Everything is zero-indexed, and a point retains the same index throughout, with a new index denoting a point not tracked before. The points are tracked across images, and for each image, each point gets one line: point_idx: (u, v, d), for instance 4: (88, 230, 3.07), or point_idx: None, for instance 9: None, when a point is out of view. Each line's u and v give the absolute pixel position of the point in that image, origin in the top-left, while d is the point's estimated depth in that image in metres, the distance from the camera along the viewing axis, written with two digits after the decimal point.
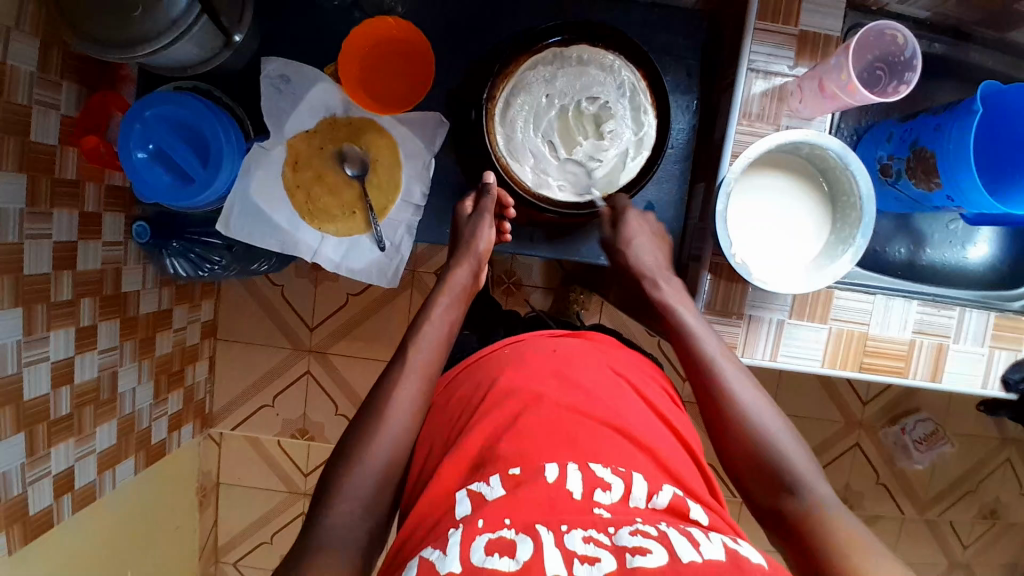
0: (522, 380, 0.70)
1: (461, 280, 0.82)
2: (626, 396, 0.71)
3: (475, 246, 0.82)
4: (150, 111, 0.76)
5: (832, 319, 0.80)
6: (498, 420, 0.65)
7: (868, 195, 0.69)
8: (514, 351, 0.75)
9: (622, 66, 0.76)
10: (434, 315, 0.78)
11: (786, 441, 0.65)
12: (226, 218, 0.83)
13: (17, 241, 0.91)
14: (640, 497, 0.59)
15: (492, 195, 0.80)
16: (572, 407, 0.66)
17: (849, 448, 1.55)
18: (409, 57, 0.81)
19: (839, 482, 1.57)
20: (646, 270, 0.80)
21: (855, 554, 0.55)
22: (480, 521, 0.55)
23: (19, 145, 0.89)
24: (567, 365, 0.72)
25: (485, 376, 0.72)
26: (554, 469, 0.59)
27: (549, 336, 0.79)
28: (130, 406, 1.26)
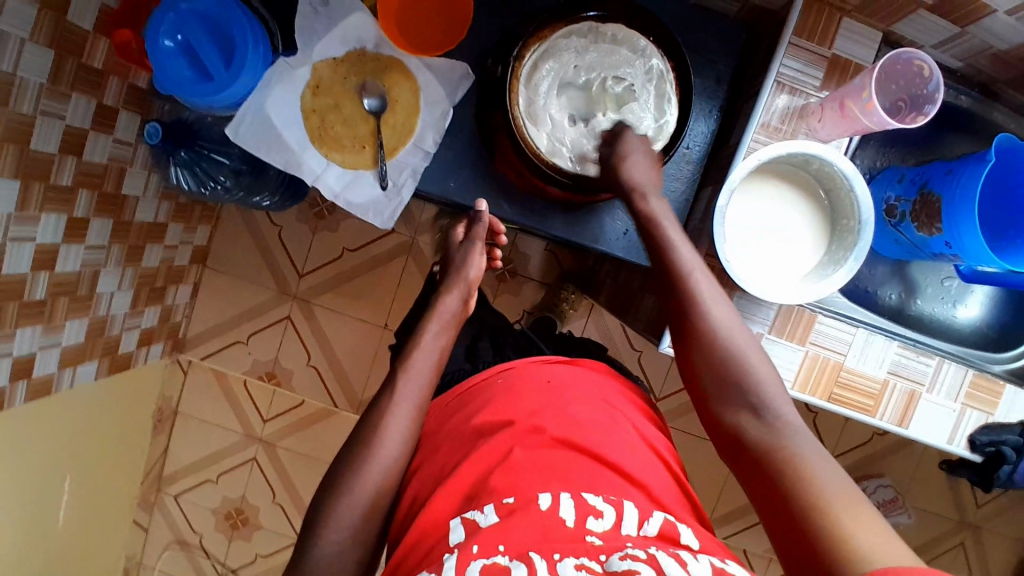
0: (513, 405, 0.72)
1: (452, 306, 0.85)
2: (622, 433, 0.72)
3: (465, 272, 0.87)
4: (186, 4, 0.77)
5: (809, 343, 0.80)
6: (491, 450, 0.67)
7: (868, 221, 0.69)
8: (504, 382, 0.77)
9: (654, 53, 0.77)
10: (424, 342, 0.79)
11: (757, 363, 0.68)
12: (237, 124, 0.83)
13: (30, 114, 0.89)
14: (631, 525, 0.61)
15: (484, 223, 0.85)
16: (561, 439, 0.68)
17: None
18: (449, 5, 0.81)
19: None
20: (638, 182, 0.76)
21: (827, 493, 0.56)
22: (475, 546, 0.56)
23: (53, 22, 0.88)
24: (560, 397, 0.74)
25: (476, 407, 0.74)
26: (547, 498, 0.61)
27: (535, 363, 0.81)
28: (105, 309, 1.25)
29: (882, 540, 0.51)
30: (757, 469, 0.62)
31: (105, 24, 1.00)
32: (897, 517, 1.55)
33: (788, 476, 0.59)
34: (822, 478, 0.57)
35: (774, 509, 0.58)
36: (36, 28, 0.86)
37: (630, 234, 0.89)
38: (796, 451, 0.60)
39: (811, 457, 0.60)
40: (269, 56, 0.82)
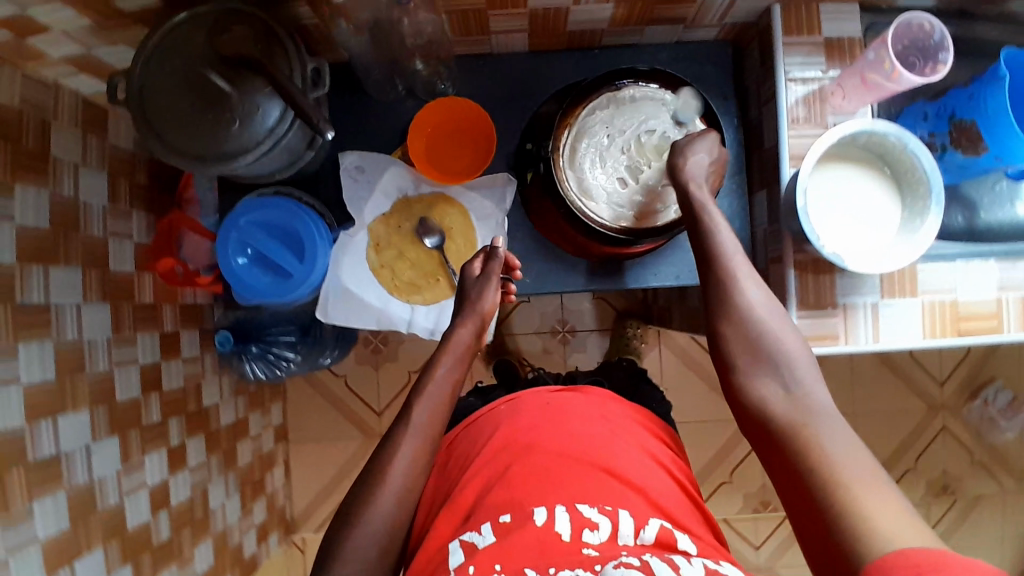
0: (518, 425, 0.76)
1: (463, 338, 0.80)
2: (616, 439, 0.75)
3: (479, 305, 0.81)
4: (244, 220, 0.82)
5: (922, 293, 0.82)
6: (493, 469, 0.71)
7: (933, 169, 0.73)
8: (509, 408, 0.80)
9: (672, 97, 0.82)
10: (436, 376, 0.76)
11: (779, 337, 0.68)
12: (323, 306, 0.88)
13: (107, 370, 0.93)
14: (627, 534, 0.63)
15: (501, 258, 0.83)
16: (564, 452, 0.71)
17: (938, 432, 1.53)
18: (470, 129, 0.87)
19: (937, 471, 1.53)
20: (693, 179, 0.77)
21: (856, 485, 0.54)
22: (473, 567, 0.60)
23: (101, 276, 0.93)
24: (566, 414, 0.77)
25: (482, 434, 0.78)
26: (543, 513, 0.64)
27: (547, 390, 0.84)
28: (222, 522, 1.25)
29: (902, 529, 0.49)
30: (778, 450, 0.62)
31: (146, 260, 1.04)
32: None
33: (815, 460, 0.57)
34: (846, 464, 0.56)
35: (793, 491, 0.58)
36: (86, 288, 0.90)
37: None
38: (820, 433, 0.59)
39: (834, 439, 0.58)
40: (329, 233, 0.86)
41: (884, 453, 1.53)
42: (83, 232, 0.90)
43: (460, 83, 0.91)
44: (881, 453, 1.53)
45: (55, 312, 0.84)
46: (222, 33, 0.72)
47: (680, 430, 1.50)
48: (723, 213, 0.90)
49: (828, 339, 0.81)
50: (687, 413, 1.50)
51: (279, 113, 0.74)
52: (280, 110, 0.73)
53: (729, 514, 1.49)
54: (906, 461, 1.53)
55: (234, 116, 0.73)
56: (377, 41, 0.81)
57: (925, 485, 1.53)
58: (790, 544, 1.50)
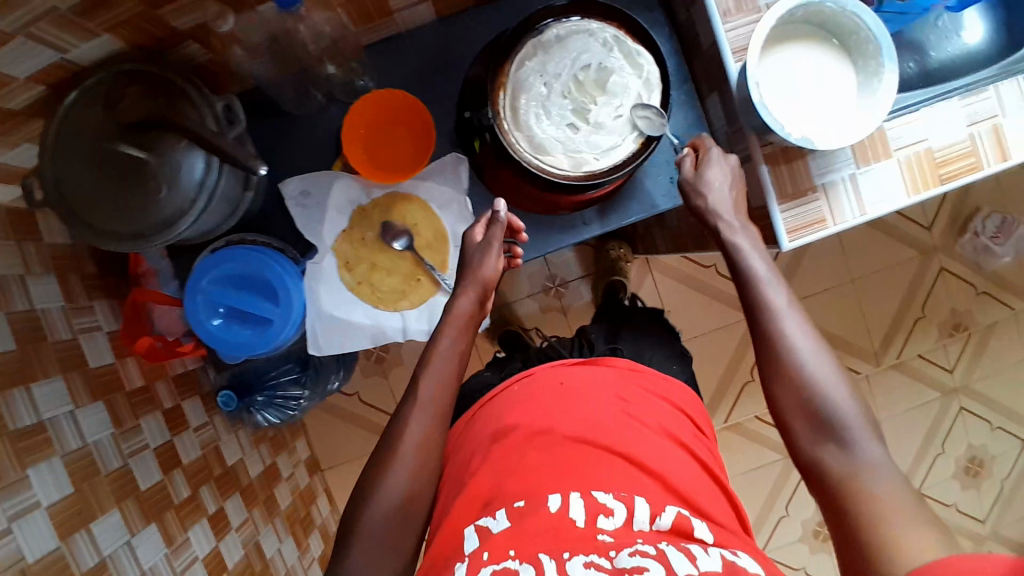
0: (528, 415, 0.76)
1: (463, 310, 0.77)
2: (635, 427, 0.74)
3: (479, 272, 0.76)
4: (206, 280, 0.79)
5: (896, 151, 0.81)
6: (507, 460, 0.71)
7: (878, 24, 0.70)
8: (523, 390, 0.80)
9: (598, 25, 0.78)
10: (440, 351, 0.75)
11: (810, 366, 0.67)
12: (314, 341, 0.85)
13: (121, 464, 0.91)
14: (643, 520, 0.64)
15: (501, 221, 0.76)
16: (580, 438, 0.72)
17: (937, 275, 1.55)
18: (403, 119, 0.83)
19: (944, 311, 1.56)
20: (718, 209, 0.75)
21: (896, 522, 0.57)
22: (486, 554, 0.62)
23: (84, 377, 0.90)
24: (579, 402, 0.77)
25: (498, 417, 0.78)
26: (558, 500, 0.65)
27: (560, 367, 0.83)
28: (284, 567, 1.24)
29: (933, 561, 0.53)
30: (826, 491, 0.64)
31: (124, 346, 1.01)
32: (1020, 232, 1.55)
33: (861, 504, 0.60)
34: (886, 499, 0.59)
35: (834, 522, 0.62)
36: (74, 393, 0.87)
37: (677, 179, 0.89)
38: (865, 481, 0.61)
39: (877, 485, 0.61)
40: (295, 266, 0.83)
41: (891, 309, 1.55)
42: (52, 338, 0.87)
43: (377, 74, 0.86)
44: (889, 311, 1.55)
45: (50, 425, 0.82)
46: (119, 102, 0.68)
47: (694, 346, 1.51)
48: (682, 127, 0.86)
49: (816, 225, 0.79)
50: (696, 328, 1.50)
51: (203, 164, 0.69)
52: (203, 161, 0.69)
53: (760, 410, 1.52)
54: (913, 311, 1.55)
55: (159, 181, 0.68)
56: (281, 55, 0.75)
57: (936, 328, 1.56)
58: None
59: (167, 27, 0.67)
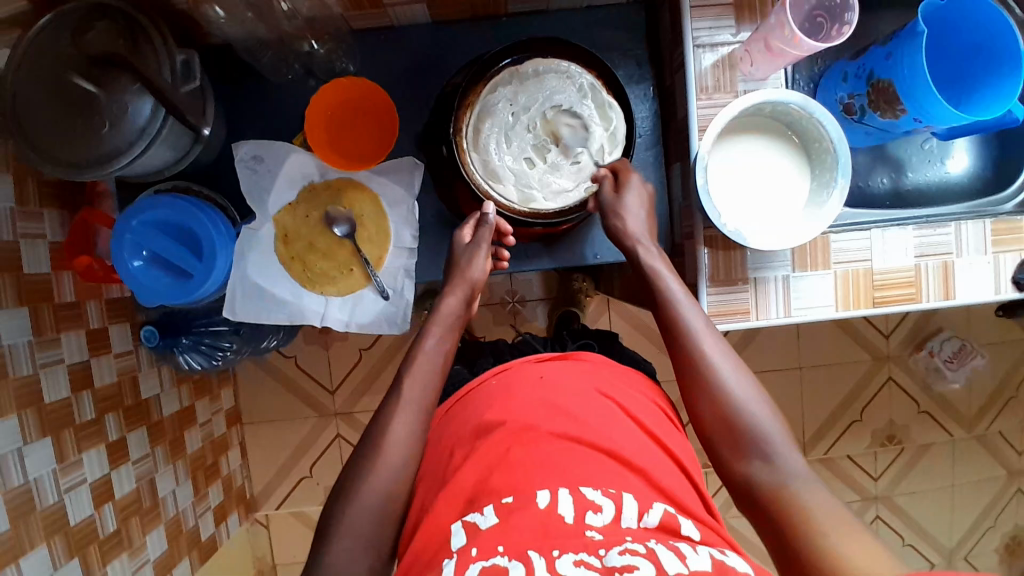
0: (513, 409, 0.67)
1: (452, 308, 0.79)
2: (615, 419, 0.67)
3: (467, 273, 0.80)
4: (136, 220, 0.78)
5: (835, 264, 0.82)
6: (488, 454, 0.63)
7: (839, 137, 0.71)
8: (500, 382, 0.72)
9: (578, 70, 0.78)
10: (426, 347, 0.75)
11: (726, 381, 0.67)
12: (230, 304, 0.85)
13: (31, 373, 0.91)
14: (631, 517, 0.57)
15: (490, 224, 0.79)
16: (563, 433, 0.64)
17: (884, 383, 1.56)
18: (372, 112, 0.83)
19: (883, 420, 1.57)
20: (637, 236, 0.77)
21: (840, 541, 0.55)
22: (475, 550, 0.54)
23: (15, 281, 0.90)
24: (554, 392, 0.69)
25: (474, 411, 0.69)
26: (545, 495, 0.57)
27: (534, 359, 0.76)
28: (174, 508, 1.25)
29: None
30: (755, 506, 0.62)
31: (61, 258, 0.99)
32: (973, 362, 1.55)
33: (801, 522, 0.58)
34: (821, 515, 0.58)
35: (773, 539, 0.60)
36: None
37: None
38: (797, 495, 0.60)
39: (811, 500, 0.60)
40: (231, 228, 0.83)
41: (831, 405, 1.56)
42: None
43: (362, 60, 0.86)
44: (829, 406, 1.56)
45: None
46: (84, 34, 0.69)
47: None
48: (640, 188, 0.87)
49: (739, 315, 0.80)
50: None
51: (150, 110, 0.70)
52: (149, 107, 0.69)
53: None
54: (851, 413, 1.56)
55: (104, 118, 0.69)
56: (263, 20, 0.75)
57: (870, 435, 1.57)
58: None
59: None
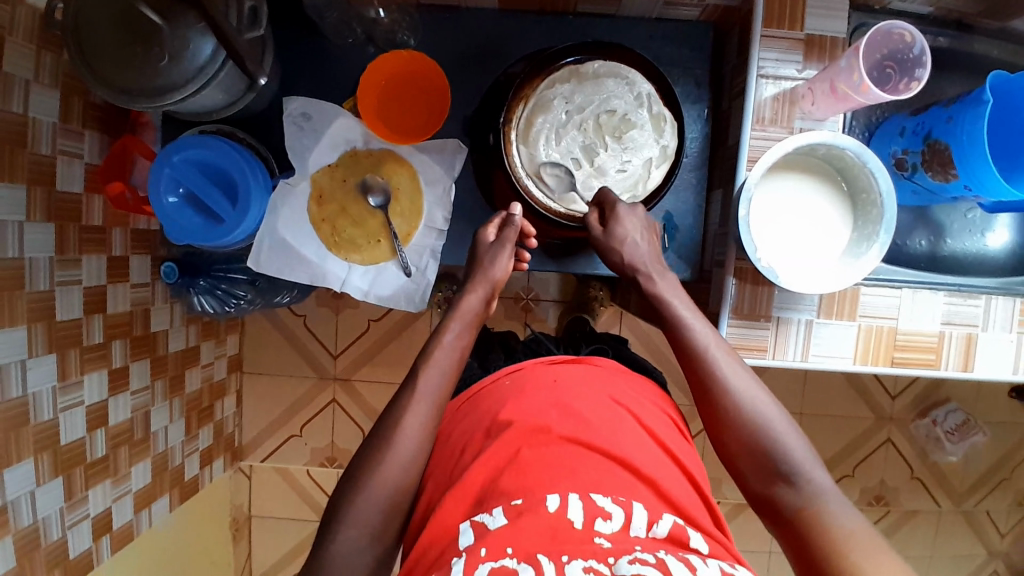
0: (526, 407, 0.64)
1: (473, 306, 0.77)
2: (628, 429, 0.64)
3: (491, 273, 0.78)
4: (178, 156, 0.79)
5: (860, 316, 0.81)
6: (501, 453, 0.61)
7: (888, 192, 0.70)
8: (513, 383, 0.69)
9: (639, 78, 0.78)
10: (444, 341, 0.73)
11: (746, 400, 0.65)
12: (256, 255, 0.86)
13: (48, 289, 0.92)
14: (640, 527, 0.55)
15: (516, 225, 0.79)
16: (573, 437, 0.61)
17: (881, 444, 1.54)
18: (426, 89, 0.84)
19: (874, 479, 1.55)
20: (640, 263, 0.75)
21: (854, 551, 0.54)
22: (483, 550, 0.52)
23: (46, 196, 0.90)
24: (570, 395, 0.66)
25: (487, 409, 0.67)
26: (555, 498, 0.55)
27: (548, 362, 0.73)
28: (164, 444, 1.26)
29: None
30: (777, 522, 0.61)
31: (95, 181, 1.00)
32: (974, 438, 1.53)
33: (816, 542, 0.56)
34: (844, 533, 0.56)
35: (797, 554, 0.58)
36: (30, 206, 0.88)
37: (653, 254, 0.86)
38: (823, 513, 0.58)
39: (837, 518, 0.57)
40: (267, 181, 0.84)
41: (824, 454, 1.54)
42: (30, 148, 0.87)
43: (423, 34, 0.86)
44: (823, 456, 1.54)
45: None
46: None
47: None
48: (677, 208, 0.87)
49: (756, 351, 0.79)
50: None
51: (212, 51, 0.69)
52: (211, 48, 0.69)
53: None
54: (843, 466, 1.54)
55: (163, 51, 0.68)
56: None
57: (858, 491, 1.55)
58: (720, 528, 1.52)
59: None
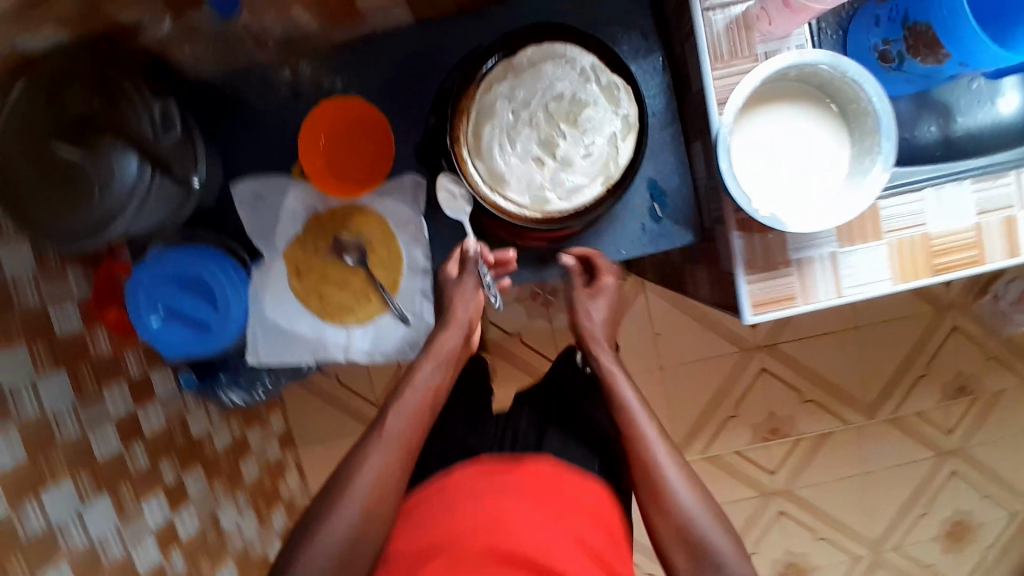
0: (445, 529, 0.67)
1: (448, 343, 0.77)
2: (543, 526, 0.68)
3: (456, 309, 0.78)
4: (148, 276, 0.77)
5: (886, 233, 0.74)
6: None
7: (878, 95, 0.64)
8: (437, 500, 0.72)
9: (578, 53, 0.72)
10: (415, 380, 0.74)
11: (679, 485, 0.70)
12: (255, 349, 0.85)
13: (80, 435, 0.85)
14: None
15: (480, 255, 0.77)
16: (481, 553, 0.65)
17: (948, 333, 1.45)
18: (367, 132, 0.80)
19: (951, 371, 1.46)
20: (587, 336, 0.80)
21: None
22: None
23: (47, 345, 0.82)
24: (494, 502, 0.69)
25: (411, 532, 0.69)
26: None
27: (484, 471, 0.74)
28: (241, 540, 1.26)
29: None
30: None
31: None
32: None
33: None
34: None
35: None
36: (36, 362, 0.80)
37: (649, 227, 0.82)
38: None
39: None
40: (242, 273, 0.81)
41: (892, 361, 1.46)
42: (18, 306, 0.78)
43: (349, 76, 0.82)
44: (891, 363, 1.46)
45: (9, 393, 0.76)
46: (62, 91, 0.64)
47: (673, 372, 1.45)
48: (660, 172, 0.81)
49: (784, 302, 0.73)
50: (682, 356, 1.45)
51: (139, 167, 0.66)
52: (138, 167, 0.65)
53: (740, 446, 1.47)
54: (915, 368, 1.46)
55: (91, 183, 0.64)
56: None
57: (939, 388, 1.47)
58: (807, 466, 1.49)
59: (110, 22, 0.65)
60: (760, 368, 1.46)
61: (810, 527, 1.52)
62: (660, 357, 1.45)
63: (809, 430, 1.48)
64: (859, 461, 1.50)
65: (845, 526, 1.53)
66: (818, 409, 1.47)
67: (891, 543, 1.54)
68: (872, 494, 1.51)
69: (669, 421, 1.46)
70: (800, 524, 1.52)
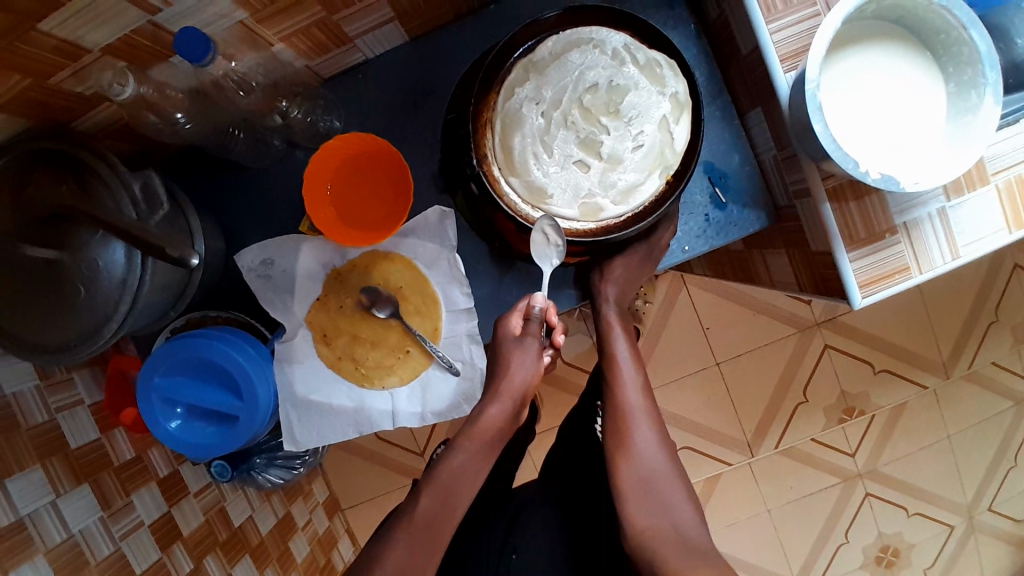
0: None
1: (497, 418, 0.68)
2: None
3: (511, 380, 0.67)
4: (158, 375, 0.67)
5: (994, 175, 0.62)
6: None
7: (971, 20, 0.53)
8: None
9: (607, 33, 0.62)
10: (454, 465, 0.67)
11: (650, 446, 0.70)
12: (290, 434, 0.74)
13: (111, 551, 0.69)
14: None
15: (539, 317, 0.67)
16: None
17: (1012, 275, 1.29)
18: (380, 168, 0.71)
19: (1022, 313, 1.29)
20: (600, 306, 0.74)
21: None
22: None
23: (65, 459, 0.67)
24: None
25: None
26: None
27: None
28: None
29: None
30: None
31: None
32: None
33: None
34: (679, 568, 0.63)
35: None
36: (56, 482, 0.65)
37: (713, 215, 0.72)
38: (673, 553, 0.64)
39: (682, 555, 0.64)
40: (262, 348, 0.70)
41: (957, 313, 1.29)
42: (26, 425, 0.64)
43: (346, 110, 0.72)
44: (957, 317, 1.29)
45: (30, 522, 0.62)
46: (25, 187, 0.54)
47: (734, 367, 1.28)
48: (716, 153, 0.72)
49: (898, 275, 0.62)
50: (734, 348, 1.28)
51: (126, 255, 0.56)
52: (125, 254, 0.55)
53: (815, 432, 1.29)
54: (985, 315, 1.29)
55: (75, 282, 0.55)
56: (216, 107, 0.62)
57: (1012, 333, 1.30)
58: (888, 441, 1.30)
59: (74, 96, 0.56)
60: (823, 346, 1.28)
61: (896, 504, 1.31)
62: (713, 351, 1.28)
63: (886, 404, 1.30)
64: (939, 425, 1.31)
65: (937, 498, 1.32)
66: (895, 380, 1.29)
67: (985, 504, 1.33)
68: (958, 459, 1.32)
69: (727, 420, 1.28)
70: (891, 503, 1.31)
